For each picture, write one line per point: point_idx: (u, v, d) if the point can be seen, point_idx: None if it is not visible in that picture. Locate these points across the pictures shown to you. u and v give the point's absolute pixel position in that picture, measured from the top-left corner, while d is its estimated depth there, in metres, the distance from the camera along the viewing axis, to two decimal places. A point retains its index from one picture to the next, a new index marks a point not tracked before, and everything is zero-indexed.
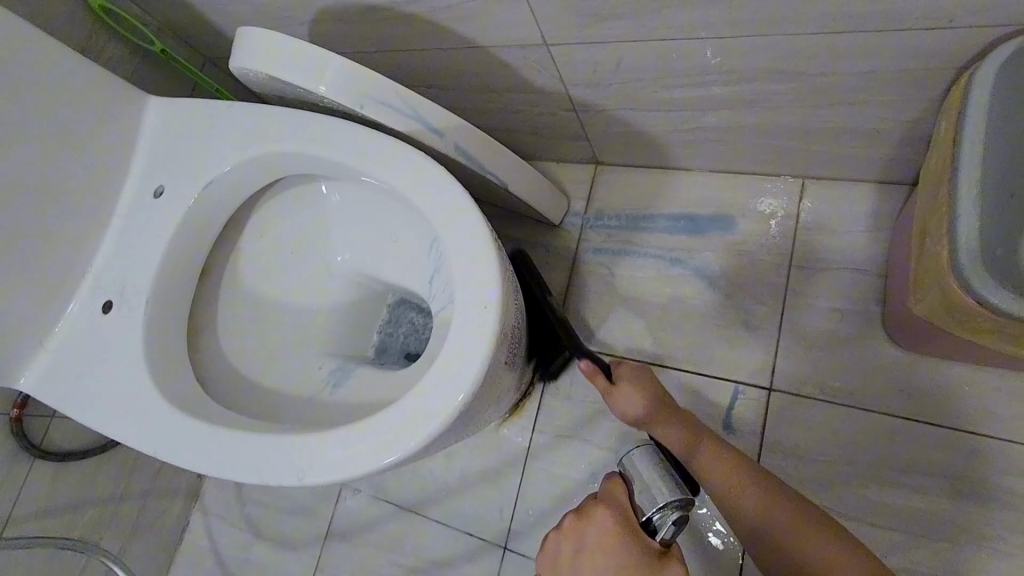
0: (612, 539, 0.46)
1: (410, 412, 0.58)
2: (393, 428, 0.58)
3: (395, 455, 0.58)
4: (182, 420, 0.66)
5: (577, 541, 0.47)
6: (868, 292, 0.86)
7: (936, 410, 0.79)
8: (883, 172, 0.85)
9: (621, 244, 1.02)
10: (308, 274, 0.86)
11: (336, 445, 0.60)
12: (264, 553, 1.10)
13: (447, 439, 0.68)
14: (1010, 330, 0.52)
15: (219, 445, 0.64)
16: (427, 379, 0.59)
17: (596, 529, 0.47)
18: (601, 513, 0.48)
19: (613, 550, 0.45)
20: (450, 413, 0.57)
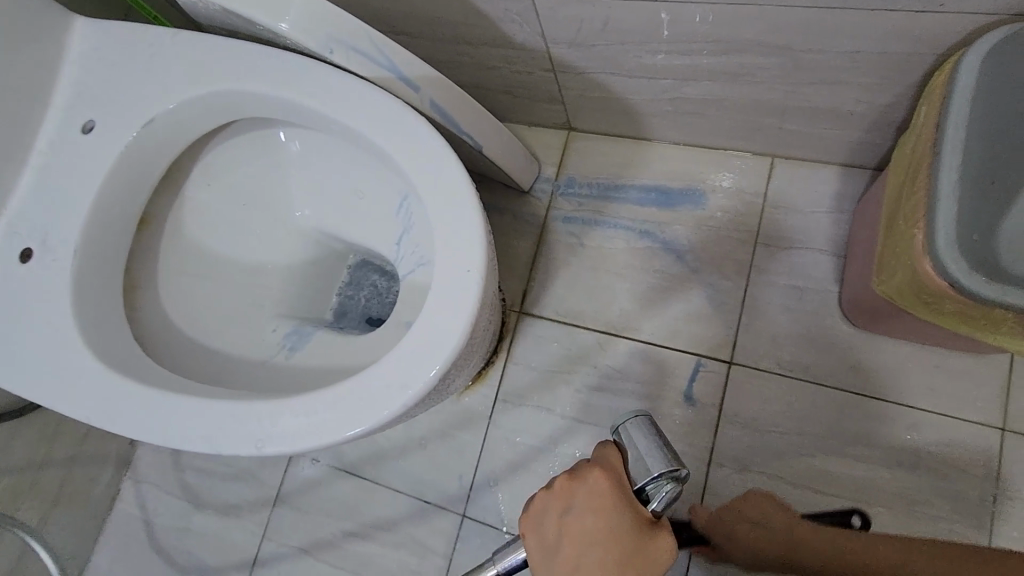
0: (599, 507, 0.48)
1: (385, 379, 0.54)
2: (366, 395, 0.54)
3: (368, 424, 0.54)
4: (121, 384, 0.59)
5: (567, 502, 0.51)
6: (827, 272, 0.89)
7: (883, 385, 0.83)
8: (850, 155, 0.87)
9: (591, 214, 1.00)
10: (262, 229, 0.80)
11: (303, 412, 0.55)
12: (205, 523, 1.05)
13: (417, 408, 0.65)
14: (972, 312, 0.54)
15: (163, 412, 0.58)
16: (403, 344, 0.55)
17: (586, 493, 0.49)
18: (594, 475, 0.49)
19: (600, 516, 0.48)
20: (429, 381, 0.54)
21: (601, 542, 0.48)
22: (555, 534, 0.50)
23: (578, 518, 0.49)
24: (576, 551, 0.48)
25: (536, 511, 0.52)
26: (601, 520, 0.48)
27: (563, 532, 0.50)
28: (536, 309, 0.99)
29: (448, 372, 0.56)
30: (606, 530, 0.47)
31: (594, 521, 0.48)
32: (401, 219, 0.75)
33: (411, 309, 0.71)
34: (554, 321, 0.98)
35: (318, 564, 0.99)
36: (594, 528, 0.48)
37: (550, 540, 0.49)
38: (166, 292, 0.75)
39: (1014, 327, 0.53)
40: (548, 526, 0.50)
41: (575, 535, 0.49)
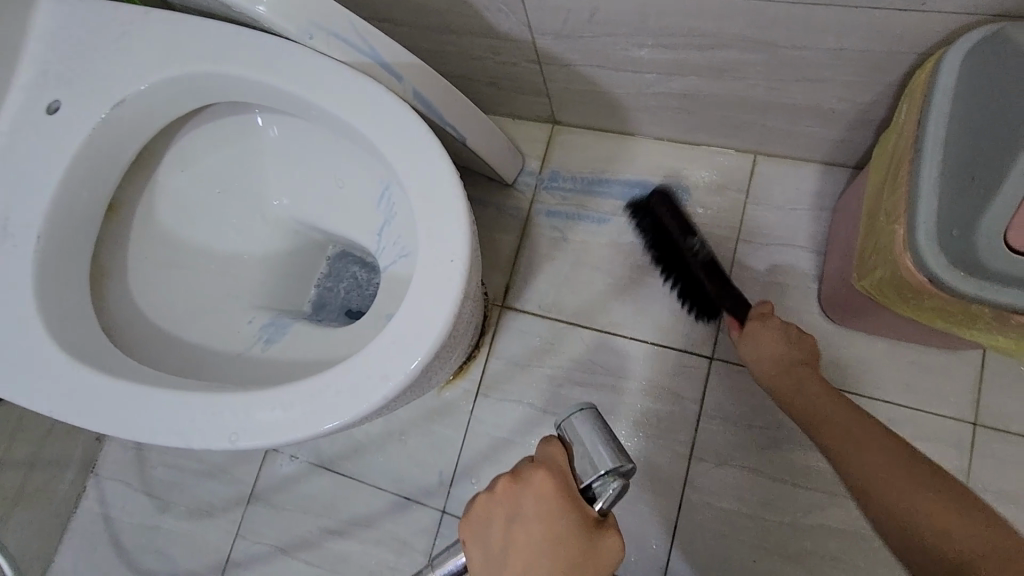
0: (544, 511, 0.46)
1: (366, 370, 0.53)
2: (347, 387, 0.53)
3: (347, 416, 0.53)
4: (87, 376, 0.57)
5: (513, 506, 0.48)
6: (807, 268, 0.90)
7: (860, 380, 0.85)
8: (831, 153, 0.88)
9: (575, 208, 1.00)
10: (238, 218, 0.78)
11: (281, 404, 0.54)
12: (177, 521, 1.02)
13: (397, 402, 0.63)
14: (950, 307, 0.54)
15: (133, 404, 0.56)
16: (385, 335, 0.54)
17: (531, 498, 0.46)
18: (539, 478, 0.46)
19: (547, 521, 0.46)
20: (411, 372, 0.53)
21: (550, 548, 0.46)
22: (503, 544, 0.47)
23: (526, 525, 0.47)
24: (525, 560, 0.47)
25: (482, 520, 0.49)
26: (547, 524, 0.46)
27: (511, 540, 0.47)
28: (518, 303, 0.98)
29: (431, 364, 0.55)
30: (554, 535, 0.46)
31: (540, 526, 0.46)
32: (383, 210, 0.73)
33: (391, 301, 0.70)
34: (537, 315, 0.97)
35: (294, 562, 0.97)
36: (542, 534, 0.46)
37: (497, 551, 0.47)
38: (136, 281, 0.72)
39: (992, 322, 0.53)
40: (495, 535, 0.48)
41: (522, 543, 0.47)
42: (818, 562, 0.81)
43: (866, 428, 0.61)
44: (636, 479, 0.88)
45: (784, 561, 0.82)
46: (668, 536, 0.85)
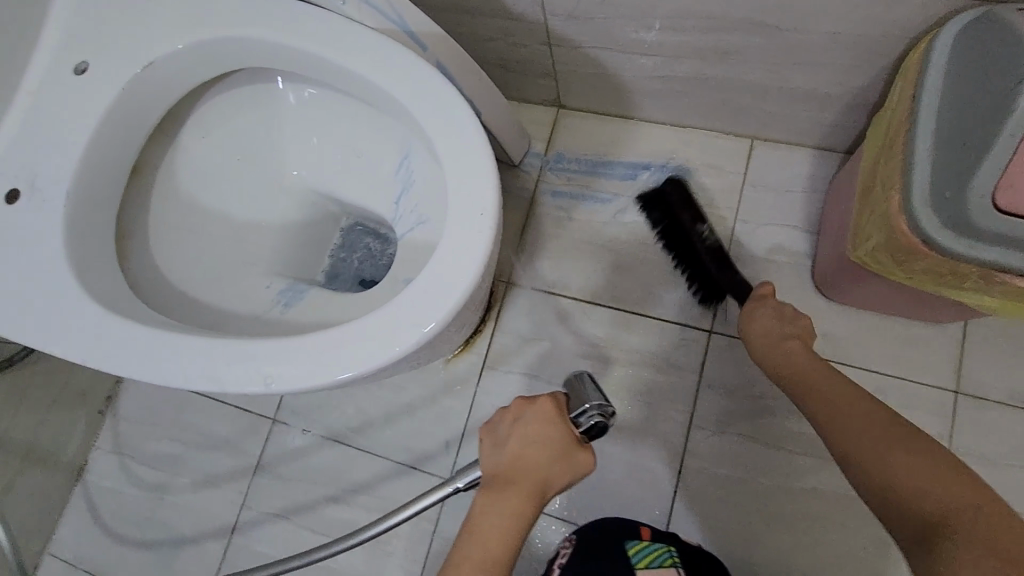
0: (543, 421, 0.58)
1: (398, 317, 0.55)
2: (378, 332, 0.55)
3: (379, 360, 0.55)
4: (117, 324, 0.58)
5: (519, 414, 0.59)
6: (801, 247, 0.94)
7: (850, 352, 0.89)
8: (825, 137, 0.93)
9: (580, 188, 1.03)
10: (257, 186, 0.79)
11: (313, 349, 0.55)
12: (181, 493, 1.03)
13: (418, 358, 0.66)
14: (940, 269, 0.59)
15: (164, 350, 0.57)
16: (416, 284, 0.56)
17: (536, 410, 0.58)
18: (545, 400, 0.58)
19: (544, 428, 0.57)
20: (441, 318, 0.55)
21: (541, 448, 0.57)
22: (503, 438, 0.59)
23: (526, 428, 0.58)
24: (517, 452, 0.57)
25: (493, 419, 0.61)
26: (541, 431, 0.57)
27: (511, 437, 0.58)
28: (524, 279, 1.01)
29: (458, 313, 0.57)
30: (547, 439, 0.57)
31: (537, 430, 0.58)
32: (401, 177, 0.76)
33: (410, 265, 0.73)
34: (542, 290, 1.00)
35: (299, 531, 0.98)
36: (537, 437, 0.57)
37: (497, 443, 0.59)
38: (157, 243, 0.74)
39: (978, 282, 0.57)
40: (500, 432, 0.59)
41: (518, 440, 0.58)
42: (811, 523, 0.85)
43: (854, 401, 0.59)
44: (638, 447, 0.91)
45: (779, 523, 0.86)
46: (668, 500, 0.89)
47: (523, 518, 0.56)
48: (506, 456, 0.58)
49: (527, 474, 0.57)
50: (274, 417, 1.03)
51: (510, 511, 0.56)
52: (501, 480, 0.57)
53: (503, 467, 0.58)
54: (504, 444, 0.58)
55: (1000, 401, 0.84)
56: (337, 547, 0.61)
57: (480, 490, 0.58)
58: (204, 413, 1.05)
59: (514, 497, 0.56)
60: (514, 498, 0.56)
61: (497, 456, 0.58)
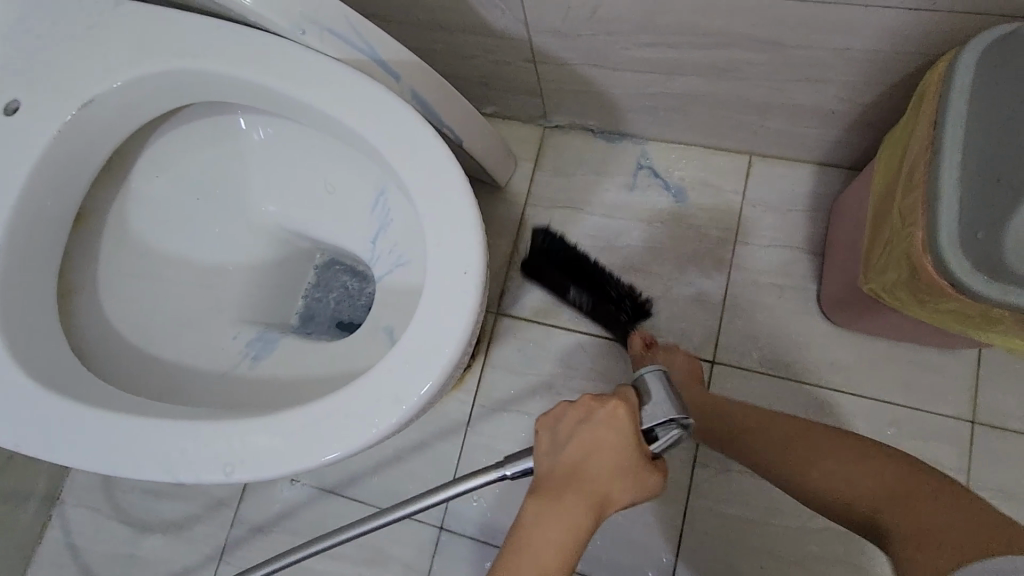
0: (613, 426, 0.49)
1: (377, 390, 0.48)
2: (354, 409, 0.47)
3: (356, 443, 0.47)
4: (56, 404, 0.51)
5: (586, 413, 0.51)
6: (804, 268, 0.89)
7: (860, 381, 0.84)
8: (827, 153, 0.88)
9: (569, 210, 0.97)
10: (220, 226, 0.73)
11: (278, 430, 0.48)
12: (153, 548, 0.96)
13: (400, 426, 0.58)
14: (968, 310, 0.54)
15: (110, 434, 0.50)
16: (398, 350, 0.48)
17: (606, 412, 0.50)
18: (618, 404, 0.50)
19: (615, 436, 0.49)
20: (426, 392, 0.47)
21: (610, 455, 0.49)
22: (564, 438, 0.51)
23: (593, 432, 0.50)
24: (580, 455, 0.50)
25: (552, 411, 0.53)
26: (610, 437, 0.49)
27: (573, 438, 0.50)
28: (513, 309, 0.95)
29: (445, 383, 0.50)
30: (617, 448, 0.49)
31: (604, 434, 0.50)
32: (377, 215, 0.69)
33: (392, 312, 0.67)
34: (533, 321, 0.94)
35: None
36: (607, 444, 0.49)
37: (557, 441, 0.51)
38: (107, 296, 0.67)
39: (1010, 325, 0.53)
40: (561, 429, 0.52)
41: (583, 443, 0.50)
42: (823, 565, 0.80)
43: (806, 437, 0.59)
44: None
45: (790, 565, 0.81)
46: (673, 543, 0.84)
47: (582, 532, 0.49)
48: (566, 459, 0.50)
49: (588, 480, 0.50)
50: None
51: (568, 524, 0.48)
52: (559, 486, 0.50)
53: (562, 470, 0.50)
54: (565, 444, 0.51)
55: (1018, 429, 0.79)
56: (356, 529, 0.57)
57: (534, 493, 0.50)
58: None
59: (574, 503, 0.49)
60: (574, 508, 0.49)
61: (557, 457, 0.51)
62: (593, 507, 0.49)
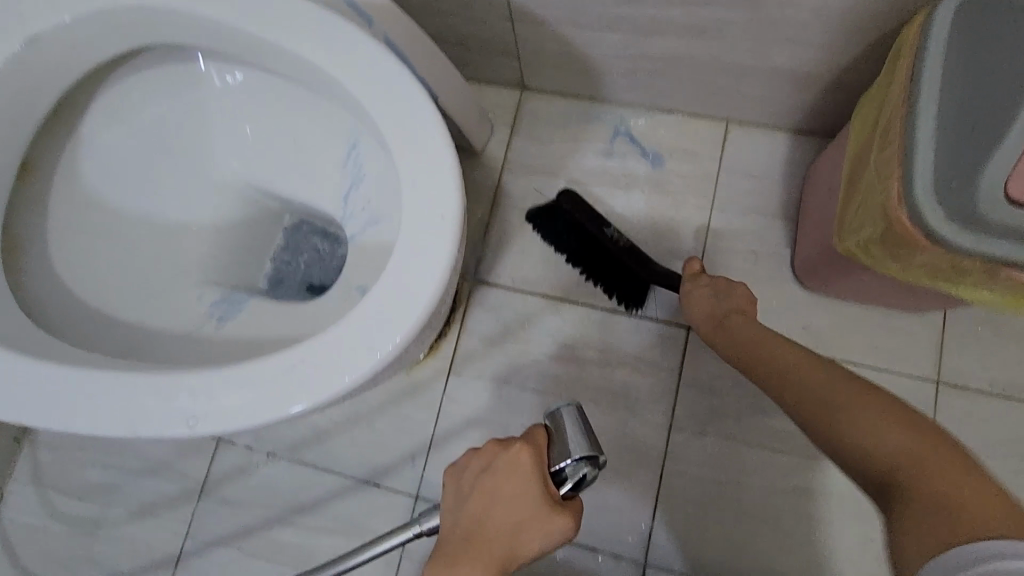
0: (514, 474, 0.49)
1: (351, 338, 0.45)
2: (325, 357, 0.45)
3: (329, 393, 0.45)
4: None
5: (490, 460, 0.51)
6: (779, 235, 0.90)
7: (832, 344, 0.85)
8: (803, 118, 0.88)
9: (547, 177, 0.96)
10: (181, 183, 0.69)
11: (244, 381, 0.45)
12: (118, 523, 0.94)
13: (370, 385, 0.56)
14: (940, 263, 0.55)
15: (61, 389, 0.47)
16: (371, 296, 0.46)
17: (506, 458, 0.50)
18: (521, 449, 0.49)
19: (515, 483, 0.49)
20: (401, 340, 0.45)
21: (511, 505, 0.49)
22: (468, 489, 0.52)
23: (493, 481, 0.50)
24: (483, 508, 0.50)
25: (461, 462, 0.54)
26: (512, 487, 0.49)
27: (477, 488, 0.51)
28: (490, 277, 0.94)
29: (421, 333, 0.48)
30: (518, 496, 0.49)
31: (505, 482, 0.50)
32: (349, 171, 0.67)
33: (365, 271, 0.65)
34: (510, 288, 0.93)
35: (253, 561, 0.90)
36: (505, 493, 0.49)
37: (462, 494, 0.52)
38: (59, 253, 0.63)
39: (980, 278, 0.54)
40: (465, 479, 0.52)
41: (485, 492, 0.50)
42: (795, 522, 0.82)
43: (805, 362, 0.59)
44: (615, 453, 0.86)
45: (763, 524, 0.82)
46: (649, 507, 0.84)
47: None
48: (469, 512, 0.50)
49: (490, 536, 0.49)
50: (219, 436, 0.94)
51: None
52: (462, 541, 0.49)
53: (465, 524, 0.50)
54: (471, 495, 0.51)
55: (981, 389, 0.81)
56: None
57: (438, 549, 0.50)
58: None
59: (474, 561, 0.48)
60: (474, 566, 0.48)
61: (461, 511, 0.51)
62: (493, 566, 0.48)
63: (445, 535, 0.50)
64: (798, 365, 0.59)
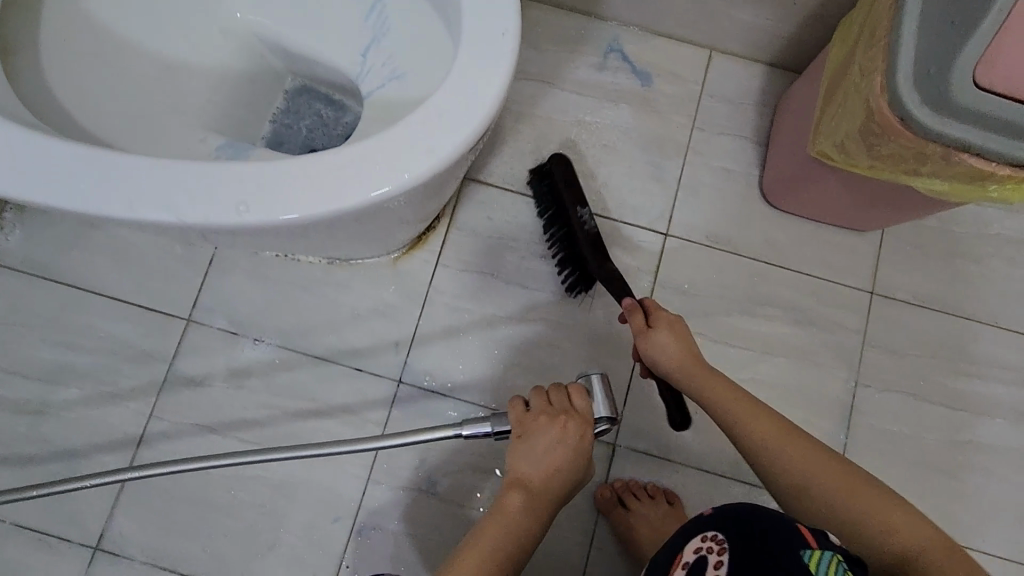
0: (581, 446, 0.63)
1: (413, 136, 0.46)
2: (386, 151, 0.45)
3: (393, 186, 0.45)
4: (35, 145, 0.45)
5: (562, 432, 0.63)
6: (750, 156, 0.97)
7: (790, 256, 0.95)
8: (780, 50, 0.96)
9: (541, 84, 0.98)
10: (186, 25, 0.67)
11: (316, 174, 0.45)
12: (71, 402, 0.88)
13: (392, 215, 0.57)
14: (906, 151, 0.64)
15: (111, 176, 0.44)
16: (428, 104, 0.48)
17: (578, 436, 0.63)
18: (586, 430, 0.63)
19: (578, 454, 0.64)
20: (462, 143, 0.46)
21: (571, 468, 0.64)
22: (541, 452, 0.63)
23: (565, 451, 0.63)
24: (552, 467, 0.64)
25: (534, 423, 0.64)
26: (578, 457, 0.64)
27: (549, 451, 0.63)
28: (480, 175, 0.96)
29: (475, 143, 0.49)
30: (578, 462, 0.64)
31: (573, 453, 0.63)
32: (371, 25, 0.66)
33: (380, 125, 0.65)
34: (500, 188, 0.95)
35: (224, 441, 0.88)
36: (571, 459, 0.64)
37: (536, 454, 0.64)
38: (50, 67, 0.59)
39: (937, 165, 0.63)
40: (538, 443, 0.63)
41: (554, 457, 0.64)
42: None
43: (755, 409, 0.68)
44: (591, 346, 0.92)
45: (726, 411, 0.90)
46: (622, 394, 0.91)
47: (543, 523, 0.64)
48: (542, 470, 0.64)
49: (552, 485, 0.65)
50: (188, 317, 0.91)
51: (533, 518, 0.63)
52: (534, 488, 0.64)
53: (537, 476, 0.64)
54: (542, 458, 0.64)
55: (906, 300, 0.94)
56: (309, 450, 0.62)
57: (511, 484, 0.64)
58: (99, 313, 0.91)
59: (542, 503, 0.64)
60: (540, 507, 0.64)
61: (536, 467, 0.64)
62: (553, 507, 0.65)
63: (523, 481, 0.64)
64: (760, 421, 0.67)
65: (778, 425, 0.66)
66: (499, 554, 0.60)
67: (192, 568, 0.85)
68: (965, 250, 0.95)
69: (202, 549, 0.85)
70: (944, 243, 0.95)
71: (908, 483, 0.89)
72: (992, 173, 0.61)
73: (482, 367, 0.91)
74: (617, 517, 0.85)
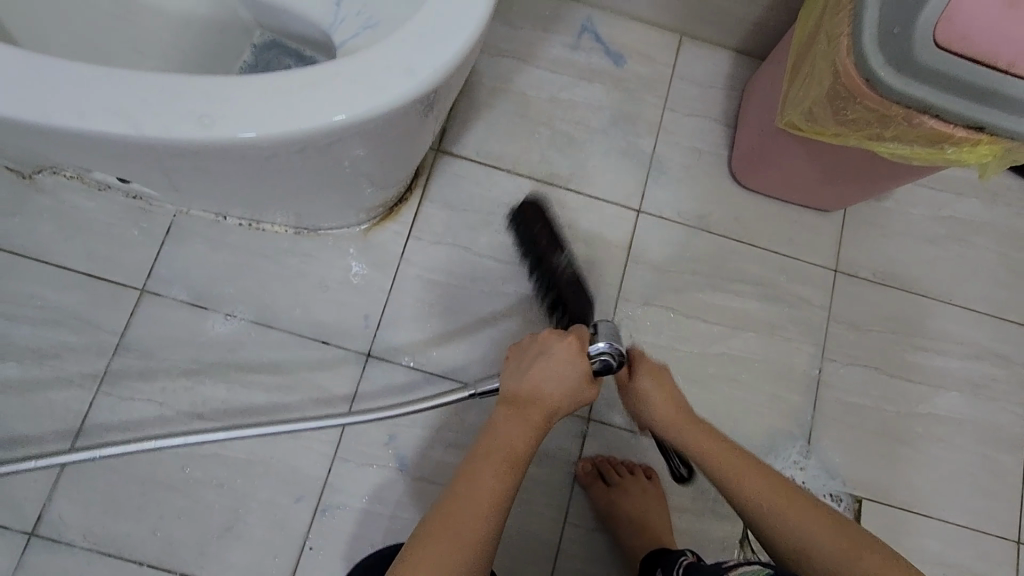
0: (566, 360, 0.58)
1: (391, 59, 0.47)
2: (364, 74, 0.46)
3: (374, 109, 0.46)
4: (17, 59, 0.44)
5: (546, 345, 0.59)
6: (720, 137, 0.99)
7: (759, 235, 0.97)
8: (748, 35, 0.99)
9: (516, 61, 0.98)
10: None
11: (304, 91, 0.46)
12: (8, 376, 0.82)
13: (363, 152, 0.57)
14: (870, 115, 0.66)
15: (101, 91, 0.44)
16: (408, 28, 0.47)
17: (562, 346, 0.59)
18: (571, 341, 0.59)
19: (562, 367, 0.59)
20: (439, 70, 0.47)
21: (556, 382, 0.59)
22: (524, 366, 0.60)
23: (547, 363, 0.59)
24: (538, 381, 0.59)
25: (523, 341, 0.62)
26: (564, 369, 0.59)
27: (534, 365, 0.60)
28: (454, 148, 0.95)
29: (453, 74, 0.49)
30: (562, 378, 0.59)
31: (557, 367, 0.59)
32: None
33: None
34: (474, 161, 0.94)
35: (178, 417, 0.83)
36: (553, 374, 0.59)
37: (520, 367, 0.61)
38: None
39: (899, 128, 0.66)
40: (524, 358, 0.61)
41: (540, 371, 0.59)
42: (721, 384, 0.91)
43: (753, 470, 0.61)
44: None
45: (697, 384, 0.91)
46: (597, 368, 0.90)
47: (524, 446, 0.59)
48: (524, 384, 0.60)
49: (543, 404, 0.60)
50: (143, 287, 0.86)
51: (512, 434, 0.59)
52: (517, 403, 0.60)
53: (520, 390, 0.60)
54: (524, 372, 0.60)
55: (868, 278, 0.97)
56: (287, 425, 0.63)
57: (502, 405, 0.61)
58: (44, 282, 0.85)
59: (525, 420, 0.60)
60: (521, 424, 0.60)
61: (519, 379, 0.60)
62: (538, 426, 0.60)
63: (505, 394, 0.61)
64: (765, 487, 0.60)
65: (777, 487, 0.60)
66: (492, 477, 0.56)
67: (140, 554, 0.79)
68: (921, 231, 0.99)
69: (152, 532, 0.80)
70: (901, 223, 0.99)
71: (872, 455, 0.91)
72: (950, 135, 0.64)
73: (455, 341, 0.89)
74: (597, 492, 0.84)
